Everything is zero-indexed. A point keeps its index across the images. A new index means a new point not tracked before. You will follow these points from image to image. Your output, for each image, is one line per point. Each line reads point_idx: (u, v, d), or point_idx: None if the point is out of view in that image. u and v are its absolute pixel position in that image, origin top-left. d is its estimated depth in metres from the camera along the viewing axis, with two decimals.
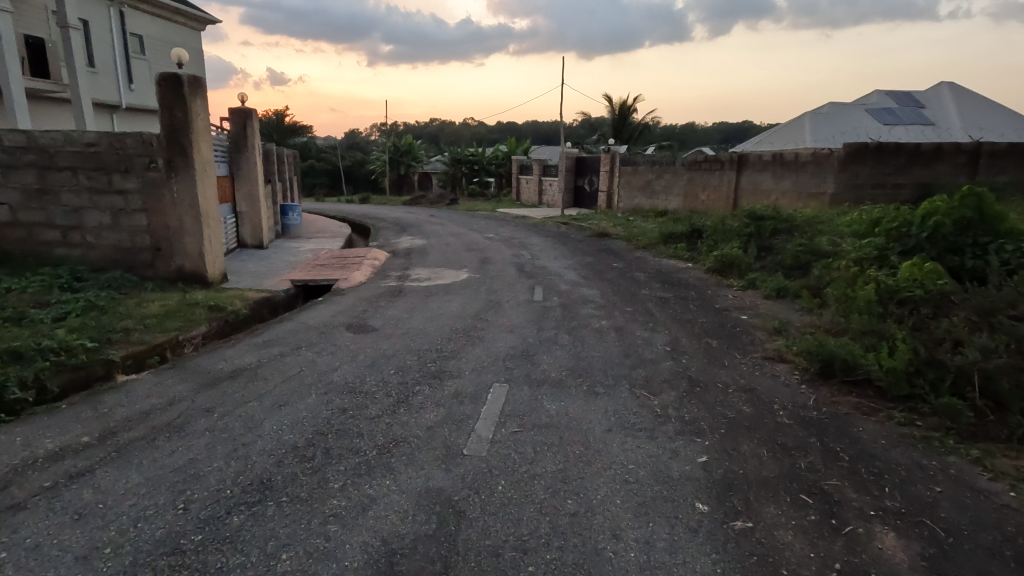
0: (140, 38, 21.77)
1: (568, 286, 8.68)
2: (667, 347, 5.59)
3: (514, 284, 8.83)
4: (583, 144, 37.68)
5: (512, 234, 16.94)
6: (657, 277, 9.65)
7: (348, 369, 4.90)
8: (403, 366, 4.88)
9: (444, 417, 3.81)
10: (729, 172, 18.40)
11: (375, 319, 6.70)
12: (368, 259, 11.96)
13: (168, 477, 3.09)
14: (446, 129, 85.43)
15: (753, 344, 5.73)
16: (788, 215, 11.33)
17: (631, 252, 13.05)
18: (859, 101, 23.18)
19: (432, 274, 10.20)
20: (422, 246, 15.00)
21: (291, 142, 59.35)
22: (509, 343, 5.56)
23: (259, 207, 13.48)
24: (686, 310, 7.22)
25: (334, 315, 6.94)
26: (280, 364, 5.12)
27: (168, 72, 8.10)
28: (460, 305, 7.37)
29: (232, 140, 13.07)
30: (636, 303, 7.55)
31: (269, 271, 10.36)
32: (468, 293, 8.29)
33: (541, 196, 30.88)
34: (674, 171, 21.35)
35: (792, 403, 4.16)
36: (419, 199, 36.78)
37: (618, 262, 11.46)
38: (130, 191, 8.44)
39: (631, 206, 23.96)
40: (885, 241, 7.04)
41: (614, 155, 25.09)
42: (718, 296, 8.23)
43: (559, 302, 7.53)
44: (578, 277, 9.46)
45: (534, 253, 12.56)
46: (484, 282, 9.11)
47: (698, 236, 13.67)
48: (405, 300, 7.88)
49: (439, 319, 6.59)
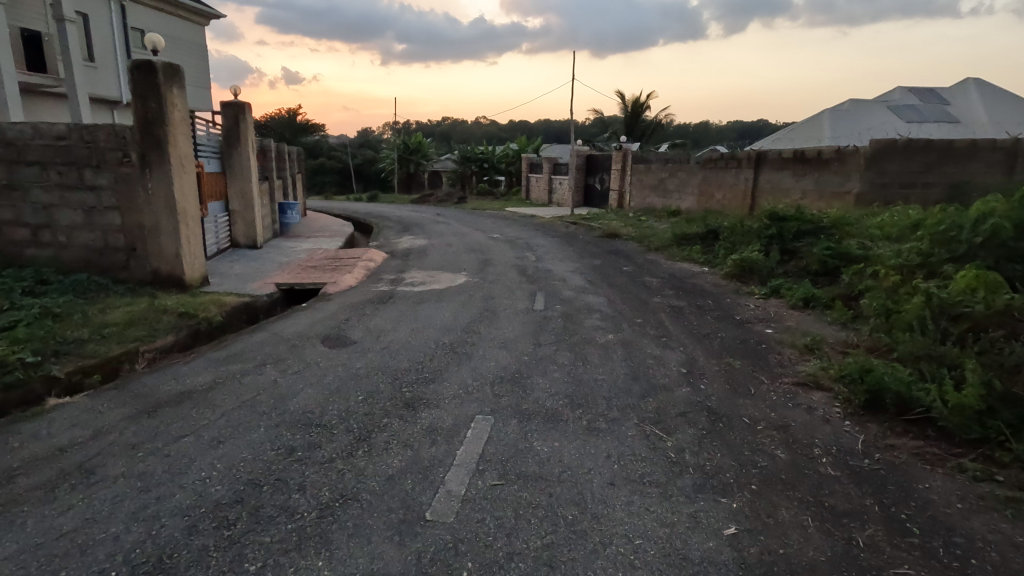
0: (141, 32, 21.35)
1: (573, 292, 7.99)
2: (682, 368, 4.86)
3: (514, 290, 8.15)
4: (595, 142, 36.88)
5: (518, 234, 16.26)
6: (671, 283, 8.91)
7: (311, 393, 4.23)
8: (374, 392, 4.21)
9: (411, 463, 3.14)
10: (746, 170, 17.54)
11: (356, 330, 6.06)
12: (364, 261, 11.35)
13: (46, 550, 2.44)
14: (457, 127, 84.93)
15: (781, 365, 4.99)
16: (813, 216, 10.52)
17: (642, 254, 12.31)
18: (881, 98, 22.19)
19: (428, 277, 9.55)
20: (423, 246, 14.36)
21: (302, 140, 59.15)
22: (501, 362, 4.88)
23: (252, 205, 12.90)
24: (703, 323, 6.48)
25: (312, 325, 6.30)
26: (237, 386, 4.46)
27: (141, 59, 7.47)
28: (452, 314, 6.70)
29: (223, 135, 12.48)
30: (646, 313, 6.82)
31: (256, 274, 9.77)
32: (464, 299, 7.63)
33: (551, 194, 30.15)
34: (688, 169, 20.51)
35: (837, 448, 3.43)
36: (427, 197, 36.22)
37: (628, 266, 10.73)
38: (102, 187, 7.86)
39: (643, 206, 23.15)
40: (930, 247, 6.27)
41: (626, 152, 24.29)
42: (738, 305, 7.48)
43: (561, 311, 6.84)
44: (584, 283, 8.75)
45: (539, 255, 11.86)
46: (482, 287, 8.43)
47: (715, 238, 12.88)
48: (393, 308, 7.23)
49: (426, 331, 5.92)
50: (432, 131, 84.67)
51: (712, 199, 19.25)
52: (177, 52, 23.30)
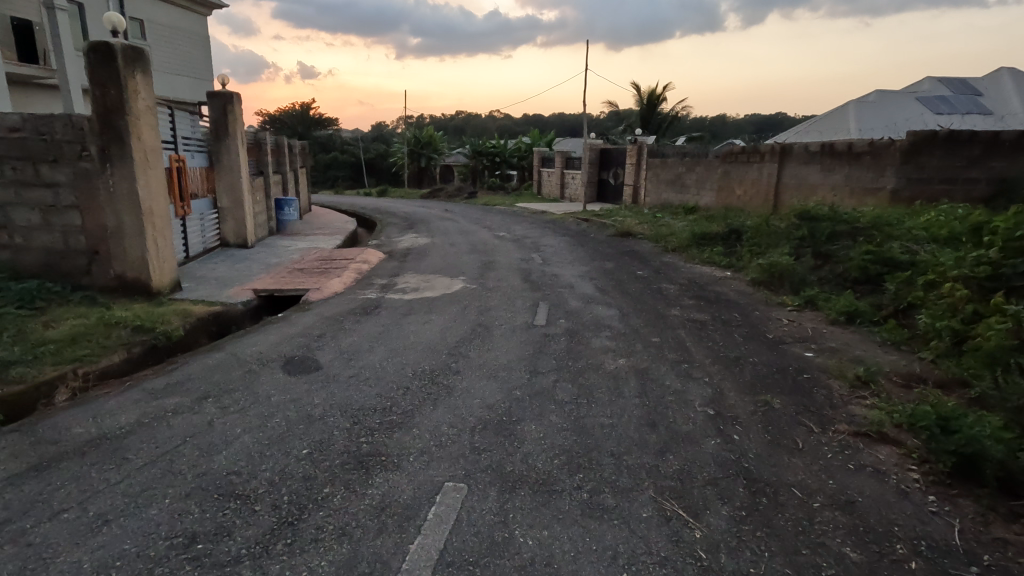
0: (141, 23, 20.74)
1: (581, 302, 7.13)
2: (709, 408, 3.97)
3: (515, 299, 7.29)
4: (609, 135, 35.73)
5: (526, 232, 15.37)
6: (691, 291, 7.97)
7: (246, 444, 3.41)
8: (323, 444, 3.37)
9: (347, 568, 2.31)
10: (770, 164, 16.44)
11: (326, 351, 5.24)
12: (358, 262, 10.58)
13: None
14: (470, 121, 84.01)
15: (832, 405, 4.07)
16: (848, 216, 9.51)
17: (658, 256, 11.37)
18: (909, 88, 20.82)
19: (422, 282, 8.74)
20: (424, 245, 13.53)
21: (313, 134, 58.65)
22: (487, 399, 4.02)
23: (242, 201, 12.15)
24: (731, 343, 5.56)
25: (278, 344, 5.50)
26: (162, 430, 3.64)
27: (98, 41, 6.71)
28: (440, 330, 5.86)
29: (211, 126, 11.69)
30: (665, 330, 5.92)
31: (238, 278, 9.02)
32: (456, 310, 6.78)
33: (563, 189, 29.18)
34: (707, 163, 19.42)
35: (928, 546, 2.52)
36: (437, 192, 35.43)
37: (643, 269, 9.82)
38: (61, 184, 7.13)
39: (659, 202, 22.12)
40: (1002, 255, 5.32)
41: (641, 145, 23.24)
42: (769, 320, 6.54)
43: (566, 327, 5.96)
44: (594, 290, 7.87)
45: (546, 256, 10.98)
46: (480, 295, 7.58)
47: (738, 239, 11.88)
48: (378, 321, 6.42)
49: (406, 352, 5.08)
50: (445, 124, 83.79)
51: (733, 196, 18.17)
52: (179, 43, 22.68)
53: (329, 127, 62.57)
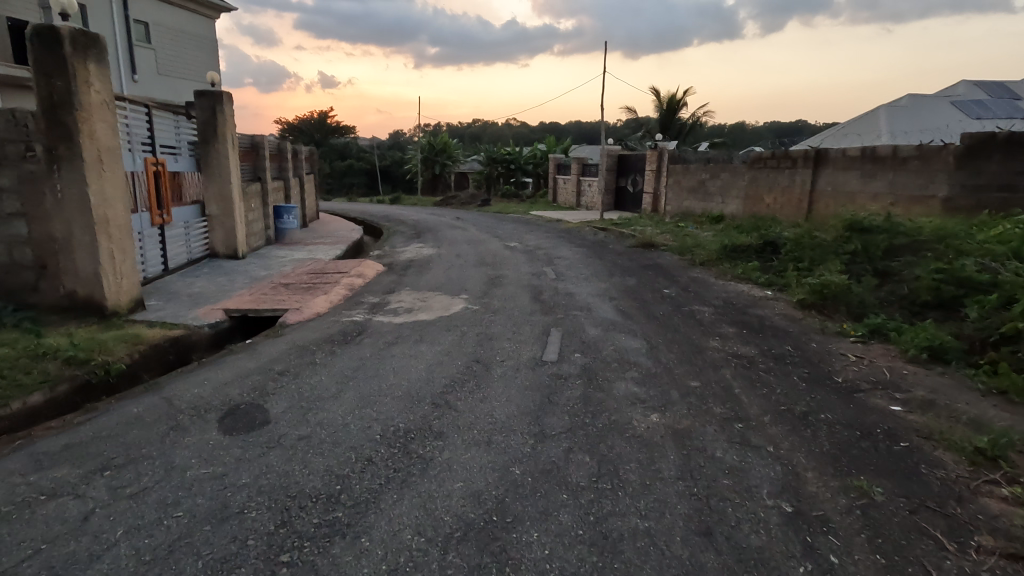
0: (146, 26, 20.25)
1: (600, 330, 6.02)
2: (785, 503, 2.82)
3: (522, 324, 6.20)
4: (627, 141, 34.60)
5: (539, 243, 14.29)
6: (729, 315, 6.81)
7: (118, 562, 2.36)
8: (226, 567, 2.31)
9: None
10: (804, 170, 15.17)
11: (281, 397, 4.19)
12: (352, 276, 9.59)
13: None
14: (486, 128, 83.43)
15: (956, 498, 2.91)
16: (907, 227, 8.27)
17: (684, 271, 10.22)
18: (944, 92, 19.43)
19: (418, 301, 7.70)
20: (427, 257, 12.53)
21: (328, 141, 58.39)
22: (473, 484, 2.92)
23: (232, 208, 11.25)
24: (791, 390, 4.40)
25: (227, 385, 4.47)
26: (16, 529, 2.61)
27: (42, 25, 5.81)
28: (427, 368, 4.79)
29: (199, 128, 10.82)
30: (706, 371, 4.78)
31: (216, 295, 8.07)
32: (451, 339, 5.72)
33: (580, 197, 28.09)
34: (733, 170, 18.22)
35: None
36: (450, 200, 34.53)
37: (669, 286, 8.70)
38: (5, 189, 6.25)
39: (681, 210, 20.91)
40: None
41: (661, 151, 22.07)
42: (830, 355, 5.36)
43: (581, 364, 4.86)
44: (614, 314, 6.76)
45: (560, 271, 9.91)
46: (482, 318, 6.53)
47: (774, 252, 10.67)
48: (355, 352, 5.37)
49: (379, 403, 4.01)
50: (461, 131, 83.28)
51: (762, 203, 16.90)
52: (186, 46, 22.21)
53: (345, 135, 62.33)
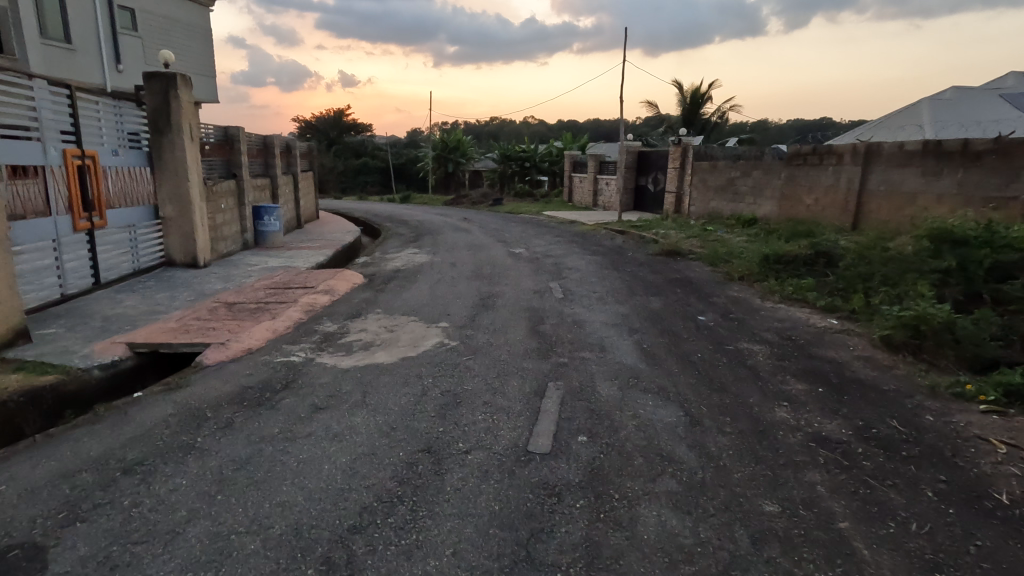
0: (133, 12, 18.93)
1: (616, 389, 4.28)
2: None
3: (508, 376, 4.50)
4: (649, 138, 32.69)
5: (548, 249, 12.58)
6: (794, 364, 5.03)
7: None
8: None
9: None
10: (851, 168, 13.20)
11: (86, 536, 2.54)
12: (317, 293, 7.97)
13: None
14: (503, 126, 81.83)
15: None
16: (1014, 238, 6.40)
17: (719, 288, 8.44)
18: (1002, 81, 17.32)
19: (384, 330, 6.05)
20: (416, 266, 10.91)
21: (341, 139, 57.31)
22: None
23: (189, 210, 9.72)
24: (936, 528, 2.64)
25: (26, 500, 2.84)
26: None
27: None
28: (349, 465, 3.12)
29: (149, 116, 9.30)
30: (784, 480, 3.03)
31: (139, 319, 6.52)
32: (403, 401, 4.04)
33: (596, 197, 26.28)
34: (767, 167, 16.31)
35: None
36: (460, 199, 32.97)
37: (704, 311, 6.94)
38: None
39: (707, 212, 19.00)
40: None
41: (686, 146, 20.15)
42: (964, 440, 3.57)
43: (585, 462, 3.14)
44: (636, 358, 5.01)
45: (568, 287, 8.20)
46: (456, 363, 4.85)
47: (828, 266, 8.84)
48: (262, 424, 3.72)
49: (238, 557, 2.35)
50: (478, 129, 81.72)
51: (800, 205, 14.93)
52: (177, 35, 20.91)
53: (359, 132, 61.17)
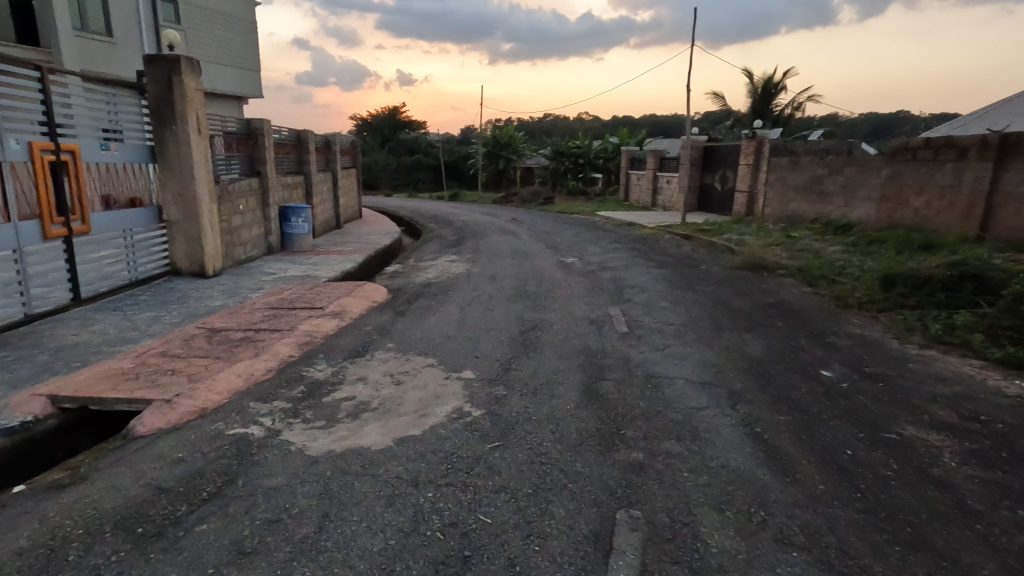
0: (175, 5, 18.40)
1: (735, 537, 2.53)
2: None
3: (550, 494, 2.84)
4: (714, 132, 30.06)
5: (604, 259, 10.81)
6: (1018, 481, 3.10)
7: None
8: None
9: None
10: (977, 164, 10.69)
11: None
12: (323, 316, 6.54)
13: None
14: (557, 122, 79.84)
15: None
16: None
17: (831, 321, 6.44)
18: None
19: (388, 383, 4.49)
20: (450, 278, 9.38)
21: (393, 136, 57.02)
22: None
23: (195, 212, 8.57)
24: None
25: None
26: None
27: None
28: None
29: (151, 105, 8.21)
30: None
31: (97, 350, 5.25)
32: (378, 549, 2.46)
33: (656, 196, 24.11)
34: (861, 163, 13.84)
35: None
36: (510, 197, 31.39)
37: (824, 361, 5.02)
38: None
39: (786, 214, 16.62)
40: None
41: (762, 140, 17.75)
42: None
43: None
44: (752, 460, 3.22)
45: (633, 316, 6.43)
46: (471, 457, 3.22)
47: (979, 293, 6.65)
48: None
49: None
50: (531, 125, 79.96)
51: (906, 208, 12.31)
52: (222, 28, 20.31)
53: (411, 129, 60.76)
